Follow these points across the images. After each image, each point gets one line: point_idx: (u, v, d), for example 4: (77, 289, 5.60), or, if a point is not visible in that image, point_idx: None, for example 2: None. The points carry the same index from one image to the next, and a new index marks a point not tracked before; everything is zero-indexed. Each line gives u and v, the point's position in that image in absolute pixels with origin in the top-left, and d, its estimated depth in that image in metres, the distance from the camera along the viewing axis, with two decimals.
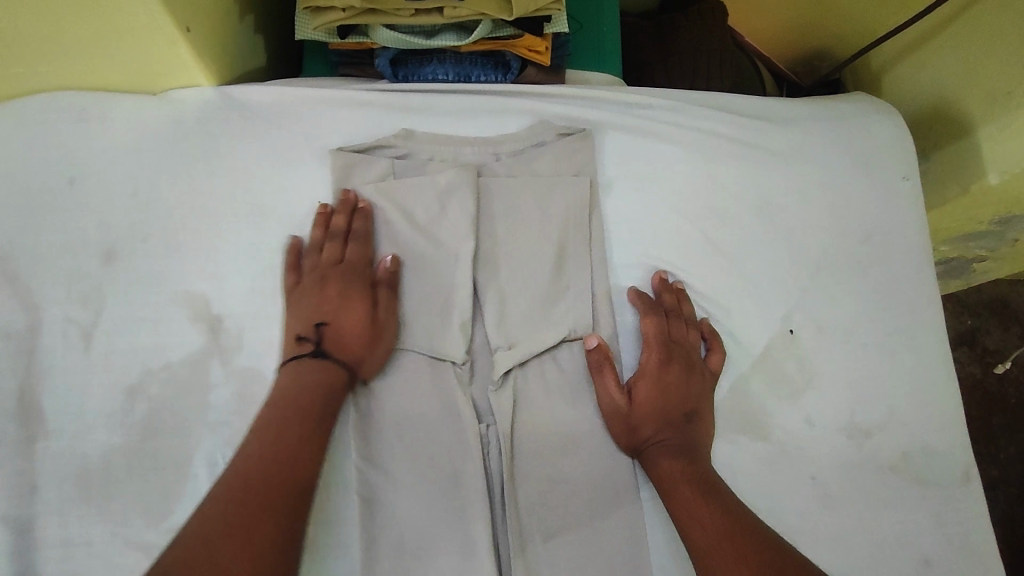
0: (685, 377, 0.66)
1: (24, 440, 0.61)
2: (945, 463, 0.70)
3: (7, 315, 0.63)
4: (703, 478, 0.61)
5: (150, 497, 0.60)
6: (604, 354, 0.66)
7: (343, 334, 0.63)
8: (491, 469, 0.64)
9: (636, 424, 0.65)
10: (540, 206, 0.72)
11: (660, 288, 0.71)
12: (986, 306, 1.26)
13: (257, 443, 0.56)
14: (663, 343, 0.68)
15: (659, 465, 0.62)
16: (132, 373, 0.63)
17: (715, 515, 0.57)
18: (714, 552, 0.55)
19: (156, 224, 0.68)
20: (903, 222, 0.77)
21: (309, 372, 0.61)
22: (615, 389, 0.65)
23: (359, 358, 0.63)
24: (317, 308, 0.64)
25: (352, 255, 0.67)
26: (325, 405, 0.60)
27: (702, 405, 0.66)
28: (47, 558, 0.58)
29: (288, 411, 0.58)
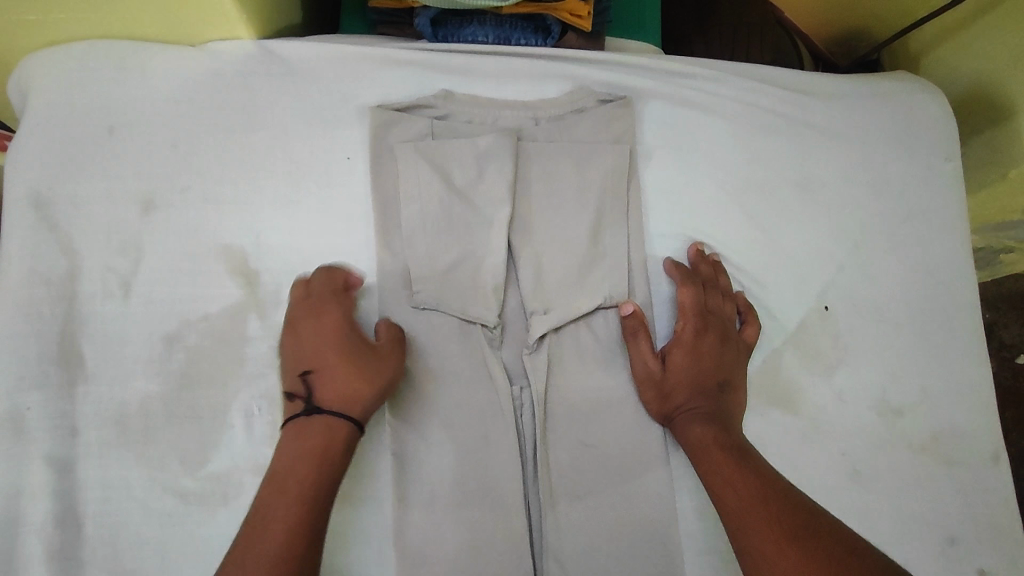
0: (718, 347, 0.66)
1: (64, 383, 0.61)
2: (974, 444, 0.70)
3: (49, 260, 0.64)
4: (735, 445, 0.61)
5: (187, 445, 0.61)
6: (639, 321, 0.66)
7: (332, 381, 0.59)
8: (524, 432, 0.65)
9: (668, 391, 0.65)
10: (579, 173, 0.71)
11: (697, 259, 0.71)
12: (1007, 302, 1.22)
13: (252, 537, 0.51)
14: (699, 312, 0.67)
15: (690, 431, 0.62)
16: (170, 323, 0.64)
17: (746, 480, 0.57)
18: (745, 514, 0.55)
19: (195, 176, 0.68)
20: (943, 202, 0.76)
21: (299, 428, 0.57)
22: (649, 354, 0.65)
23: (355, 394, 0.58)
24: (297, 355, 0.61)
25: (319, 285, 0.64)
26: (315, 472, 0.55)
27: (734, 376, 0.66)
28: (86, 499, 0.59)
29: (279, 498, 0.53)
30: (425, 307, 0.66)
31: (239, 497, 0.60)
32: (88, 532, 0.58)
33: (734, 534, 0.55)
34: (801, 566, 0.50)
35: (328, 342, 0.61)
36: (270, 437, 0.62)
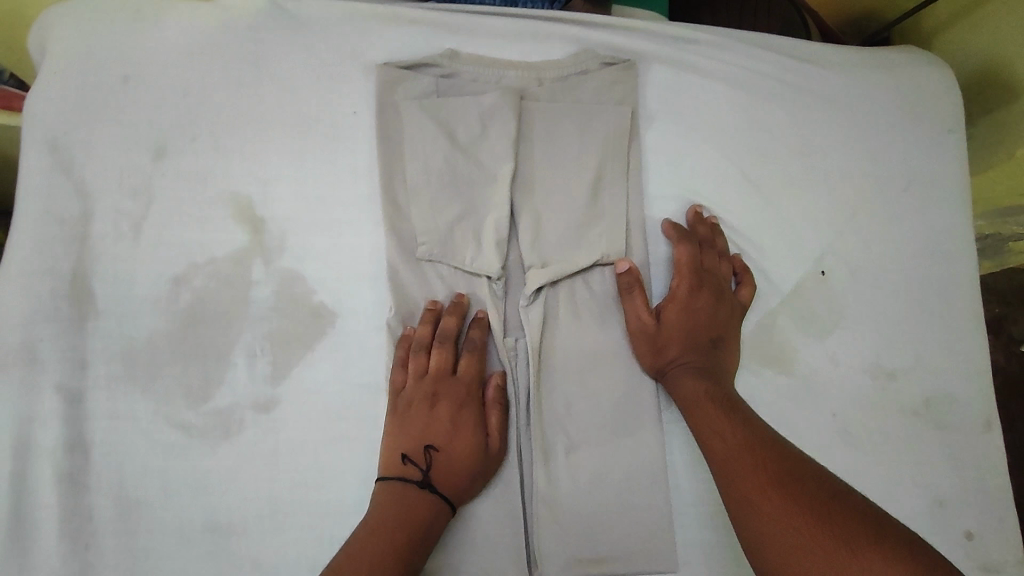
0: (715, 304, 0.67)
1: (75, 318, 0.63)
2: (967, 410, 0.70)
3: (62, 200, 0.66)
4: (726, 397, 0.62)
5: (192, 380, 0.63)
6: (635, 278, 0.67)
7: (453, 463, 0.60)
8: (518, 381, 0.66)
9: (662, 346, 0.66)
10: (581, 133, 0.72)
11: (695, 220, 0.71)
12: None
13: (353, 569, 0.53)
14: (695, 271, 0.68)
15: (682, 384, 0.64)
16: (179, 265, 0.66)
17: (736, 429, 0.58)
18: (733, 461, 0.56)
19: (206, 125, 0.69)
20: (944, 172, 0.77)
21: (409, 498, 0.58)
22: (644, 310, 0.66)
23: (462, 490, 0.61)
24: (427, 428, 0.61)
25: (467, 367, 0.64)
26: (418, 539, 0.56)
27: (729, 333, 0.68)
28: (94, 427, 0.61)
29: (381, 541, 0.55)
30: (425, 258, 0.68)
31: (240, 434, 0.63)
32: (95, 460, 0.61)
33: (722, 480, 0.57)
34: (787, 509, 0.50)
35: (455, 424, 0.62)
36: (271, 377, 0.64)
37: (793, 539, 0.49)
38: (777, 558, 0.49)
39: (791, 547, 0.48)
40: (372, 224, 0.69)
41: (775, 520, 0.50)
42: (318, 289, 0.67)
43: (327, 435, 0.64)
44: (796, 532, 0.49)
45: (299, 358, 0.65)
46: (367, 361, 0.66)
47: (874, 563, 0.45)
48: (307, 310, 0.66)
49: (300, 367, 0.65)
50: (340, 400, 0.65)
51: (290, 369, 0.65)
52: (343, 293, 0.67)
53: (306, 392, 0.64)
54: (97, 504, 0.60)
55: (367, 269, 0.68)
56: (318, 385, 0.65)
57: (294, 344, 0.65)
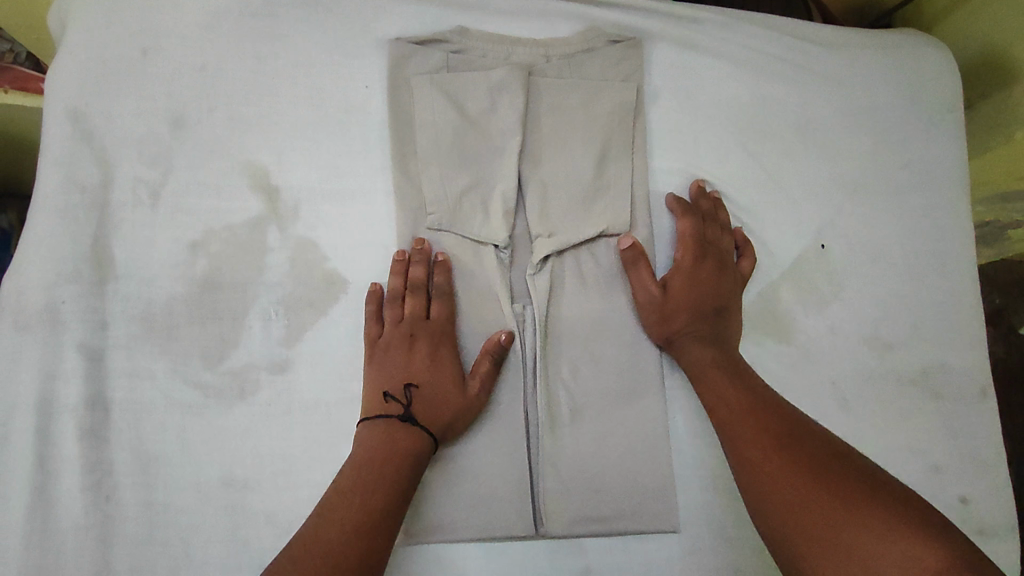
0: (716, 273, 0.69)
1: (96, 282, 0.65)
2: (963, 381, 0.72)
3: (83, 166, 0.68)
4: (730, 364, 0.64)
5: (209, 341, 0.66)
6: (639, 251, 0.68)
7: (435, 398, 0.62)
8: (525, 346, 0.68)
9: (669, 314, 0.67)
10: (587, 108, 0.74)
11: (699, 194, 0.73)
12: None
13: (342, 501, 0.56)
14: (698, 242, 0.70)
15: (688, 352, 0.65)
16: (195, 231, 0.68)
17: (739, 395, 0.60)
18: (737, 427, 0.58)
19: (222, 97, 0.71)
20: (944, 150, 0.78)
21: (391, 431, 0.60)
22: (650, 280, 0.68)
23: (445, 425, 0.62)
24: (408, 367, 0.63)
25: (439, 311, 0.67)
26: (404, 469, 0.58)
27: (732, 303, 0.69)
28: (115, 386, 0.64)
29: (367, 473, 0.57)
30: (434, 228, 0.70)
31: (255, 393, 0.65)
32: (116, 416, 0.63)
33: (726, 442, 0.59)
34: (785, 469, 0.52)
35: (434, 365, 0.64)
36: (285, 340, 0.66)
37: (791, 497, 0.50)
38: (777, 516, 0.51)
39: (789, 505, 0.50)
40: (382, 194, 0.71)
41: (775, 480, 0.52)
42: (331, 256, 0.69)
43: (339, 396, 0.66)
44: (796, 490, 0.50)
45: (312, 322, 0.67)
46: None
47: (869, 520, 0.46)
48: (320, 276, 0.68)
49: (313, 331, 0.67)
50: (352, 363, 0.67)
51: (303, 332, 0.67)
52: (355, 260, 0.69)
53: (318, 355, 0.66)
54: (118, 457, 0.63)
55: (378, 238, 0.70)
56: (331, 348, 0.67)
57: (307, 308, 0.67)
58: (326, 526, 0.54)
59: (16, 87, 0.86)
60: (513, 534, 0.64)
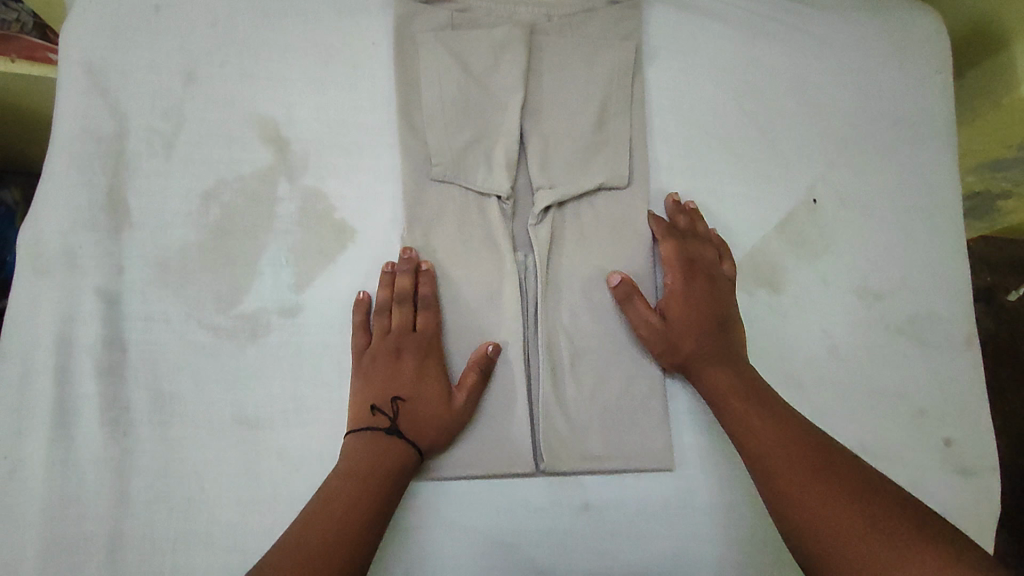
0: (710, 291, 0.68)
1: (112, 228, 0.68)
2: (948, 330, 0.75)
3: (98, 119, 0.70)
4: (750, 387, 0.63)
5: (221, 287, 0.68)
6: (630, 285, 0.68)
7: (422, 411, 0.64)
8: (527, 292, 0.71)
9: (676, 343, 0.67)
10: (587, 66, 0.76)
11: (675, 212, 0.73)
12: (1008, 266, 1.25)
13: (326, 511, 0.57)
14: (685, 263, 0.69)
15: (705, 377, 0.65)
16: (208, 182, 0.70)
17: (767, 424, 0.60)
18: (777, 458, 0.57)
19: (233, 52, 0.73)
20: (934, 109, 0.80)
21: (377, 445, 0.61)
22: (647, 311, 0.68)
23: (433, 434, 0.63)
24: (393, 380, 0.64)
25: (425, 323, 0.67)
26: (387, 484, 0.60)
27: (731, 315, 0.68)
28: (131, 327, 0.66)
29: (352, 486, 0.59)
30: (439, 180, 0.72)
31: (267, 336, 0.67)
32: (132, 356, 0.66)
33: (761, 474, 0.58)
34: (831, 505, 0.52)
35: (420, 377, 0.65)
36: (295, 286, 0.69)
37: (846, 537, 0.50)
38: (833, 556, 0.50)
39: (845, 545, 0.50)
40: (389, 148, 0.73)
41: (825, 516, 0.52)
42: (339, 206, 0.71)
43: (347, 340, 0.68)
44: (851, 533, 0.50)
45: (321, 270, 0.69)
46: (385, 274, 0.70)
47: (918, 550, 0.48)
48: (329, 225, 0.70)
49: (322, 278, 0.69)
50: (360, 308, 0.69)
51: (312, 279, 0.69)
52: (362, 210, 0.71)
53: (327, 301, 0.69)
54: (135, 396, 0.65)
55: (383, 190, 0.72)
56: (340, 294, 0.69)
57: (316, 256, 0.69)
58: (308, 535, 0.55)
59: (23, 57, 0.86)
60: (515, 471, 0.66)
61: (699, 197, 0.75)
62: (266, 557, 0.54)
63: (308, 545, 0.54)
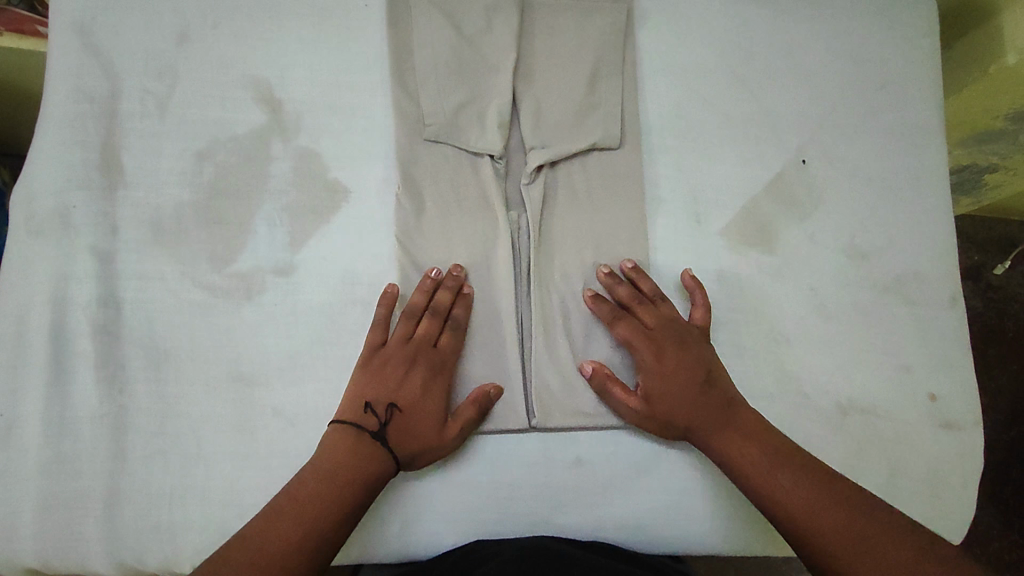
0: (680, 356, 0.66)
1: (107, 187, 0.68)
2: (935, 288, 0.76)
3: (91, 79, 0.70)
4: (771, 445, 0.62)
5: (216, 246, 0.68)
6: (602, 376, 0.67)
7: (410, 427, 0.62)
8: (520, 250, 0.72)
9: (669, 423, 0.65)
10: (579, 28, 0.76)
11: (611, 283, 0.69)
12: (995, 244, 1.27)
13: (295, 500, 0.57)
14: (645, 341, 0.67)
15: (716, 447, 0.63)
16: (202, 141, 0.70)
17: (802, 482, 0.58)
18: (823, 517, 0.56)
19: (225, 13, 0.73)
20: (922, 71, 0.81)
21: (361, 448, 0.60)
22: (629, 399, 0.66)
23: (411, 456, 0.62)
24: (398, 389, 0.63)
25: (446, 343, 0.66)
26: (359, 489, 0.59)
27: (725, 381, 0.66)
28: (126, 285, 0.67)
29: (326, 479, 0.58)
30: (433, 140, 0.72)
31: (262, 294, 0.68)
32: (127, 313, 0.66)
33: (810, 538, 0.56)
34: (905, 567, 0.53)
35: (424, 395, 0.64)
36: (290, 245, 0.69)
37: None
38: None
39: None
40: (382, 108, 0.73)
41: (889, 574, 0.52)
42: (333, 166, 0.71)
43: (342, 297, 0.68)
44: None
45: (315, 230, 0.70)
46: (377, 233, 0.70)
47: None
48: (323, 185, 0.71)
49: (316, 237, 0.69)
50: (354, 266, 0.69)
51: (307, 239, 0.69)
52: (356, 170, 0.71)
53: (321, 259, 0.69)
54: (130, 353, 0.65)
55: (376, 150, 0.72)
56: (333, 252, 0.69)
57: (310, 216, 0.70)
58: (275, 521, 0.56)
59: (11, 30, 0.83)
60: (508, 426, 0.67)
61: (690, 158, 0.76)
62: (232, 538, 0.55)
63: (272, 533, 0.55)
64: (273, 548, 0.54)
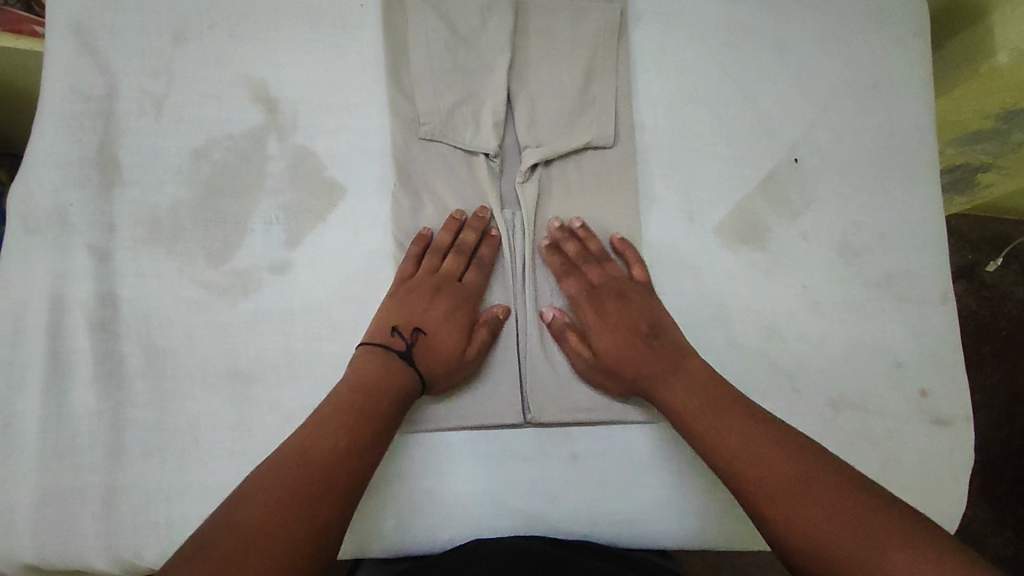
0: (623, 310, 0.68)
1: (103, 186, 0.68)
2: (926, 285, 0.77)
3: (88, 79, 0.70)
4: (713, 395, 0.62)
5: (212, 243, 0.69)
6: (559, 323, 0.69)
7: (434, 350, 0.65)
8: (514, 248, 0.72)
9: (617, 371, 0.66)
10: (573, 28, 0.77)
11: (562, 238, 0.72)
12: (988, 244, 1.28)
13: (317, 431, 0.57)
14: (590, 296, 0.69)
15: (664, 396, 0.64)
16: (198, 140, 0.71)
17: (740, 434, 0.58)
18: (757, 468, 0.56)
19: (222, 13, 0.74)
20: (913, 72, 0.82)
21: (388, 365, 0.63)
22: (580, 346, 0.68)
23: (434, 377, 0.65)
24: (423, 314, 0.66)
25: (471, 279, 0.69)
26: (380, 417, 0.59)
27: (669, 325, 0.68)
28: (123, 283, 0.67)
29: (346, 409, 0.59)
30: (428, 138, 0.73)
31: (258, 292, 0.68)
32: (124, 311, 0.66)
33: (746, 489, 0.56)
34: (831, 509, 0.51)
35: (446, 321, 0.66)
36: (286, 243, 0.70)
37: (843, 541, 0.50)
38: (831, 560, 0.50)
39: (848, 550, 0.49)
40: (377, 108, 0.74)
41: (813, 518, 0.51)
42: (329, 164, 0.72)
43: (337, 295, 0.69)
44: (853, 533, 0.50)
45: (311, 227, 0.70)
46: (373, 230, 0.71)
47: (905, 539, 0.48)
48: (319, 183, 0.71)
49: (312, 235, 0.70)
50: (350, 263, 0.70)
51: (303, 236, 0.70)
52: (352, 169, 0.72)
53: (317, 256, 0.69)
54: (127, 351, 0.66)
55: (372, 149, 0.73)
56: (329, 250, 0.70)
57: (307, 214, 0.70)
58: (301, 450, 0.55)
59: (9, 30, 0.84)
60: (503, 422, 0.68)
61: (683, 156, 0.77)
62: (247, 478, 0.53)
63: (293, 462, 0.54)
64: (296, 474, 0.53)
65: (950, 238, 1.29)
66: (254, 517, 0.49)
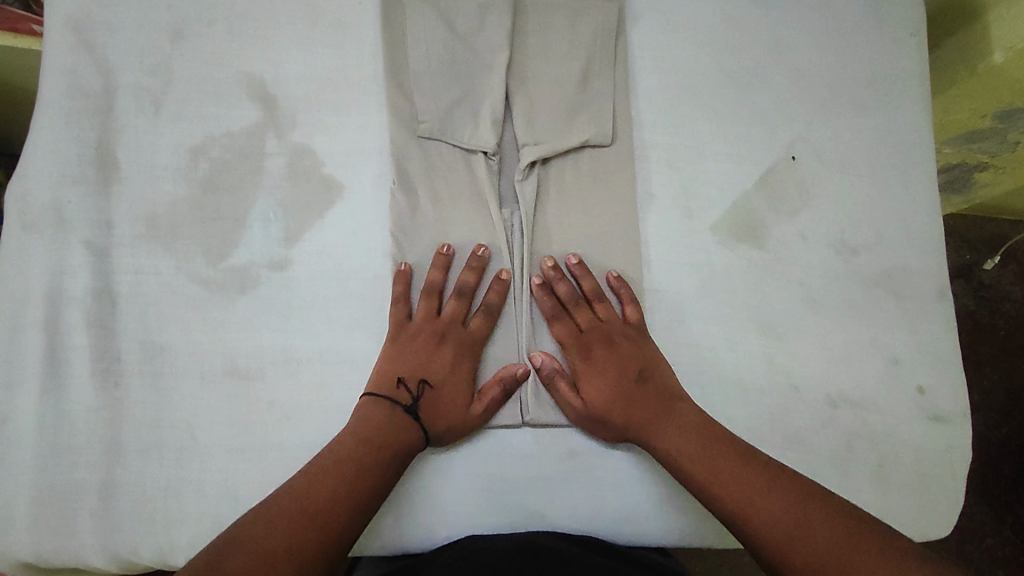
0: (612, 355, 0.68)
1: (101, 183, 0.68)
2: (923, 283, 0.77)
3: (86, 76, 0.70)
4: (714, 438, 0.63)
5: (210, 240, 0.69)
6: (550, 368, 0.68)
7: (440, 405, 0.65)
8: (512, 246, 0.72)
9: (608, 419, 0.66)
10: (571, 27, 0.77)
11: (553, 279, 0.70)
12: (986, 244, 1.28)
13: (321, 474, 0.58)
14: (578, 342, 0.69)
15: (661, 442, 0.64)
16: (197, 137, 0.71)
17: (741, 475, 0.59)
18: (763, 510, 0.57)
19: (220, 10, 0.74)
20: (909, 70, 0.82)
21: (393, 419, 0.62)
22: (572, 396, 0.67)
23: (438, 433, 0.64)
24: (428, 364, 0.66)
25: (477, 325, 0.68)
26: (381, 466, 0.60)
27: (658, 371, 0.68)
28: (120, 279, 0.67)
29: (350, 452, 0.59)
30: (426, 137, 0.73)
31: (256, 289, 0.68)
32: (122, 308, 0.66)
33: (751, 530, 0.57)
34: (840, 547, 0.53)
35: (452, 373, 0.66)
36: (284, 240, 0.69)
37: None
38: None
39: None
40: (376, 105, 0.74)
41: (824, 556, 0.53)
42: (327, 162, 0.72)
43: (336, 293, 0.69)
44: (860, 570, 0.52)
45: (309, 225, 0.70)
46: (371, 229, 0.70)
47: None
48: (317, 181, 0.71)
49: (310, 232, 0.70)
50: (348, 261, 0.70)
51: (301, 234, 0.70)
52: (350, 167, 0.72)
53: (315, 254, 0.69)
54: (124, 347, 0.66)
55: (370, 146, 0.73)
56: (327, 248, 0.70)
57: (305, 212, 0.70)
58: (304, 491, 0.56)
59: (5, 28, 0.84)
60: (501, 422, 0.67)
61: (681, 155, 0.77)
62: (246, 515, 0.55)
63: (292, 504, 0.55)
64: (295, 517, 0.54)
65: (949, 238, 1.29)
66: (253, 559, 0.51)
